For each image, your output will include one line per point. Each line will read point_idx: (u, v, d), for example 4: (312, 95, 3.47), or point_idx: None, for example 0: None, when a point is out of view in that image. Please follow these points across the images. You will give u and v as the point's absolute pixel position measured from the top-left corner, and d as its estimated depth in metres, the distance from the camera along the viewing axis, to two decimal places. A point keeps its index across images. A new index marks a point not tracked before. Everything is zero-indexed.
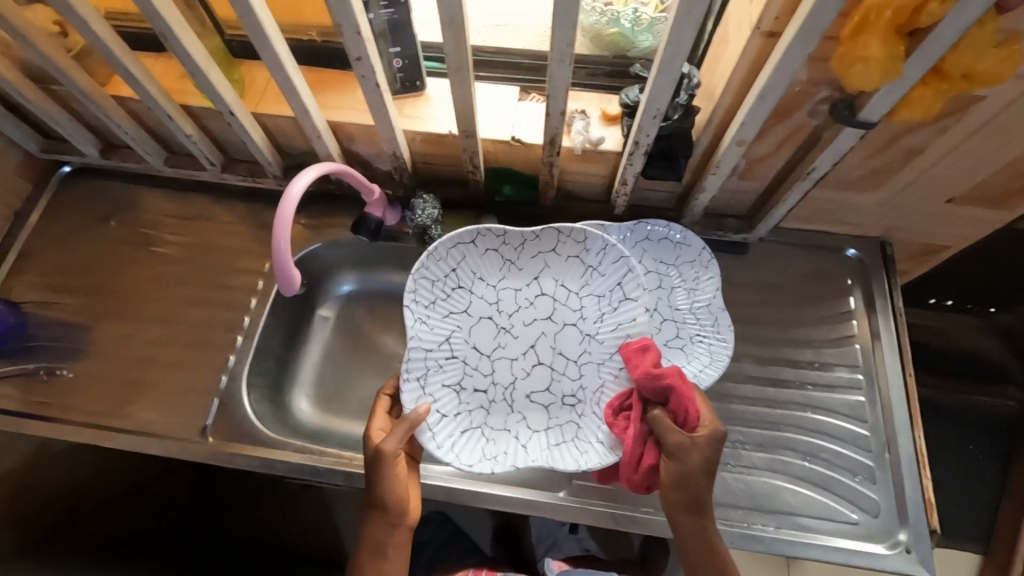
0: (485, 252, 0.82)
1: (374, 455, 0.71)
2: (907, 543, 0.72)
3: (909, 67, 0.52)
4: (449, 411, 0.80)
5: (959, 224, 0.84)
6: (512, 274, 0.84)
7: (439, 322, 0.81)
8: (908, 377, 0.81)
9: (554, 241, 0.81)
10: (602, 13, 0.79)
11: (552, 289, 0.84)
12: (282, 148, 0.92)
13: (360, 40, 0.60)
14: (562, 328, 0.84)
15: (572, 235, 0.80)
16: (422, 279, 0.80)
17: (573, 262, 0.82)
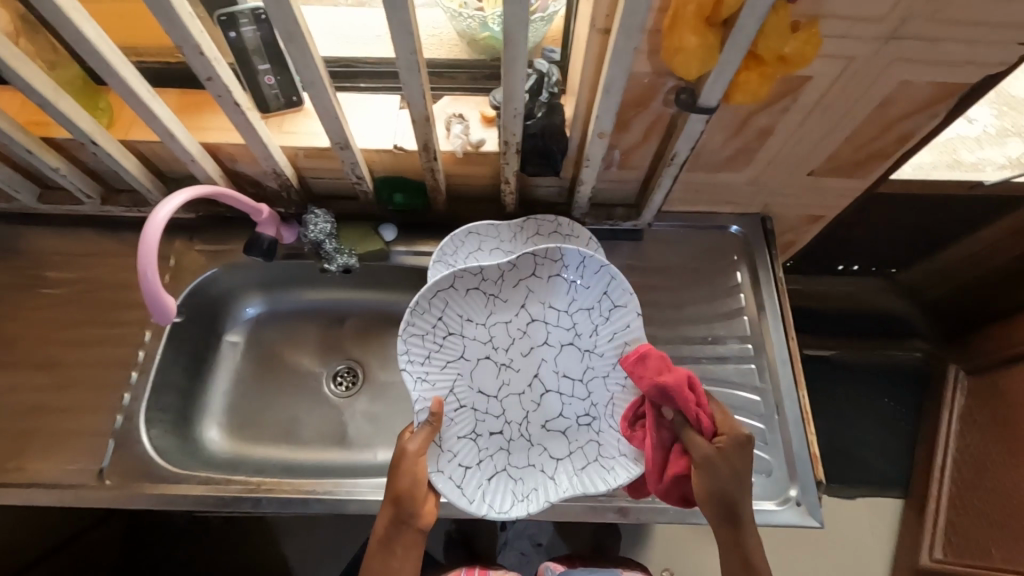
0: (467, 292, 0.79)
1: (400, 454, 0.73)
2: (796, 499, 0.77)
3: (726, 56, 0.55)
4: (472, 462, 0.78)
5: (825, 195, 0.90)
6: (498, 306, 0.82)
7: (440, 376, 0.79)
8: (791, 342, 0.87)
9: (532, 265, 0.79)
10: (472, 18, 0.80)
11: (541, 313, 0.82)
12: (165, 175, 0.90)
13: (206, 61, 0.60)
14: (561, 349, 0.83)
15: (543, 256, 0.78)
16: (411, 337, 0.77)
17: (555, 281, 0.80)
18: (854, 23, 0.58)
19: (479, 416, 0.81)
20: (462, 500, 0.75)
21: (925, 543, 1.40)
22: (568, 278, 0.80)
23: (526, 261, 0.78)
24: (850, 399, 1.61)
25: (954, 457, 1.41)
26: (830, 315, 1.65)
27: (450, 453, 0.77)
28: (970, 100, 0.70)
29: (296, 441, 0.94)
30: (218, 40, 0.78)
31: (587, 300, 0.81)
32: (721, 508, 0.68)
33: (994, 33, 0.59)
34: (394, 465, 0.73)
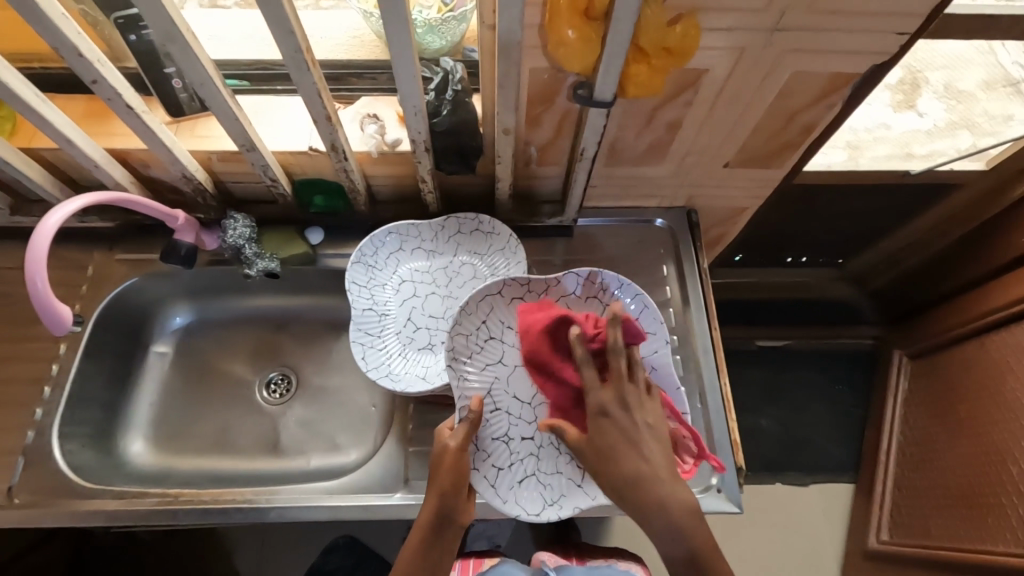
0: (510, 301, 0.77)
1: (442, 451, 0.67)
2: (717, 485, 0.79)
3: (609, 48, 0.56)
4: (503, 463, 0.75)
5: (746, 186, 0.91)
6: None
7: (478, 376, 0.75)
8: (714, 332, 0.88)
9: (575, 283, 0.78)
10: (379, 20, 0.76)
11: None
12: (78, 183, 0.87)
13: (87, 62, 0.59)
14: None
15: (589, 276, 0.78)
16: (457, 336, 0.74)
17: (593, 302, 0.79)
18: (736, 15, 0.60)
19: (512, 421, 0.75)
20: (489, 493, 0.73)
21: (873, 525, 1.38)
22: (606, 299, 0.79)
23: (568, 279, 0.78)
24: (805, 388, 1.57)
25: (900, 441, 1.39)
26: (782, 305, 1.59)
27: (482, 453, 0.74)
28: (864, 89, 0.72)
29: (225, 451, 0.92)
30: (120, 44, 0.75)
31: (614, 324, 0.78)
32: (630, 492, 0.62)
33: (871, 23, 0.61)
34: (433, 462, 0.68)
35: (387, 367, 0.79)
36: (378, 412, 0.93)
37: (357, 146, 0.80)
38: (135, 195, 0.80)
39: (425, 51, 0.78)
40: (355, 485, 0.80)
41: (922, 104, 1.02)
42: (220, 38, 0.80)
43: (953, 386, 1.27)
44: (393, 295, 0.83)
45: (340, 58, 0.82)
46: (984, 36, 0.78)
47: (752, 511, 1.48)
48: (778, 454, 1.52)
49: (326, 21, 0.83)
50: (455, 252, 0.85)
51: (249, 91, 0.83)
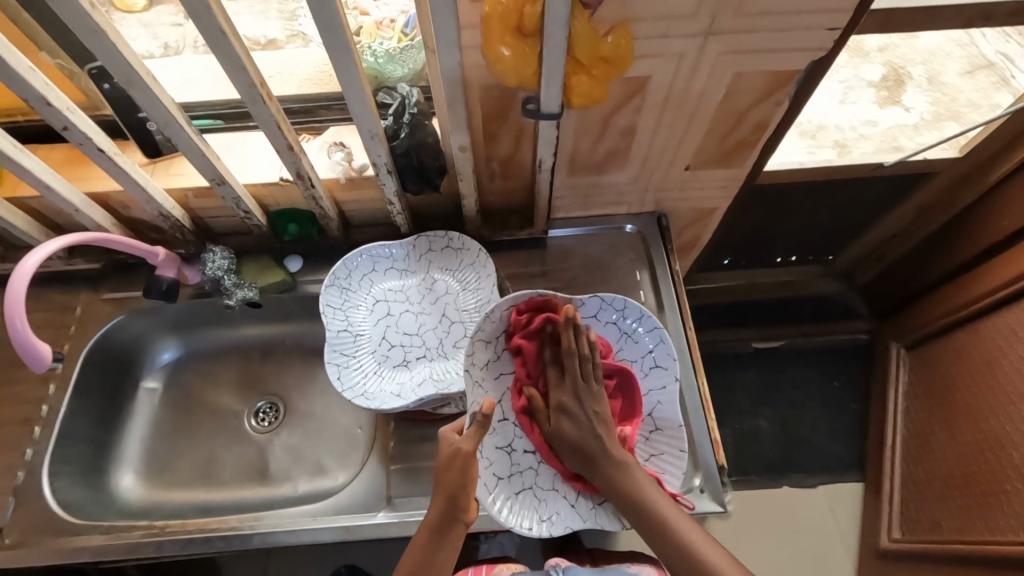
0: None
1: (455, 453, 0.66)
2: (700, 486, 0.78)
3: (547, 62, 0.59)
4: (503, 474, 0.75)
5: (710, 187, 0.93)
6: None
7: (494, 383, 0.77)
8: (689, 332, 0.89)
9: (597, 307, 0.79)
10: None
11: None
12: (63, 228, 0.90)
13: (55, 111, 0.63)
14: None
15: (611, 301, 0.79)
16: (476, 341, 0.76)
17: (611, 328, 0.80)
18: (669, 22, 0.62)
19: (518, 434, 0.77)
20: (483, 496, 0.73)
21: (883, 524, 1.34)
22: (623, 328, 0.79)
23: (588, 304, 0.79)
24: (799, 387, 1.56)
25: (903, 435, 1.36)
26: (774, 305, 1.59)
27: (483, 462, 0.74)
28: (807, 86, 0.74)
29: (214, 481, 0.93)
30: (96, 94, 0.79)
31: (629, 352, 0.80)
32: (586, 455, 0.71)
33: (802, 21, 0.64)
34: (441, 465, 0.67)
35: (362, 386, 0.80)
36: (363, 433, 0.94)
37: (324, 174, 0.84)
38: (116, 236, 0.83)
39: (387, 80, 0.81)
40: (338, 506, 0.80)
41: (907, 99, 1.05)
42: (192, 81, 0.83)
43: (946, 374, 1.25)
44: (367, 314, 0.85)
45: (309, 91, 0.86)
46: (928, 26, 0.80)
47: (759, 516, 1.45)
48: (780, 455, 1.50)
49: (294, 58, 0.86)
50: (427, 269, 0.88)
51: (221, 129, 0.87)
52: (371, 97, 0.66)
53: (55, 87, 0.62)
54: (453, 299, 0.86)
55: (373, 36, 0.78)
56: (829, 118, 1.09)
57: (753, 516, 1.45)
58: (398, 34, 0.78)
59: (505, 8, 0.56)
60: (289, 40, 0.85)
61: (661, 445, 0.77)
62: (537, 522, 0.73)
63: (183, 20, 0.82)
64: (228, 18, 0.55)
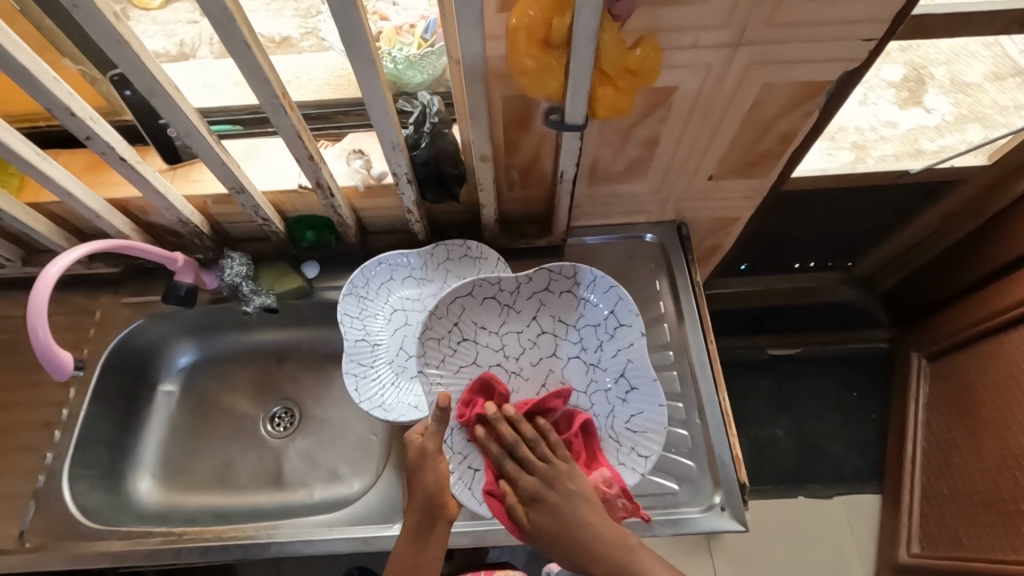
0: (484, 301, 0.80)
1: (422, 452, 0.66)
2: (721, 504, 0.77)
3: (572, 74, 0.58)
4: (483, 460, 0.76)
5: (732, 197, 0.91)
6: (514, 316, 0.81)
7: (451, 380, 0.78)
8: (710, 344, 0.87)
9: (547, 279, 0.80)
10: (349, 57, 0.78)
11: (551, 326, 0.81)
12: (84, 232, 0.91)
13: (79, 120, 0.63)
14: (568, 362, 0.80)
15: (560, 273, 0.79)
16: (426, 340, 0.77)
17: (567, 297, 0.81)
18: (697, 32, 0.61)
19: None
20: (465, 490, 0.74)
21: (902, 538, 1.32)
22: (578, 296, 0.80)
23: (538, 277, 0.80)
24: (817, 396, 1.54)
25: (923, 448, 1.34)
26: (792, 311, 1.55)
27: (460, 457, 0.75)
28: (840, 95, 0.72)
29: (230, 486, 0.93)
30: (117, 99, 0.79)
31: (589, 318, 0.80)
32: (528, 495, 0.68)
33: (835, 31, 0.62)
34: (410, 464, 0.67)
35: (379, 397, 0.80)
36: (378, 441, 0.94)
37: (342, 181, 0.84)
38: (137, 242, 0.83)
39: (405, 86, 0.80)
40: (353, 516, 0.80)
41: (928, 100, 1.01)
42: (212, 87, 0.84)
43: (970, 388, 1.22)
44: (384, 324, 0.85)
45: (327, 96, 0.85)
46: (964, 32, 0.77)
47: (775, 527, 1.43)
48: (797, 466, 1.47)
49: (311, 63, 0.86)
50: (445, 279, 0.87)
51: (241, 135, 0.86)
52: (392, 108, 0.65)
53: (79, 97, 0.62)
54: None
55: (393, 41, 0.77)
56: (846, 119, 1.07)
57: (768, 527, 1.43)
58: (419, 40, 0.77)
59: (533, 20, 0.55)
60: (303, 38, 0.85)
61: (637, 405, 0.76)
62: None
63: (200, 17, 0.83)
64: (252, 30, 0.55)
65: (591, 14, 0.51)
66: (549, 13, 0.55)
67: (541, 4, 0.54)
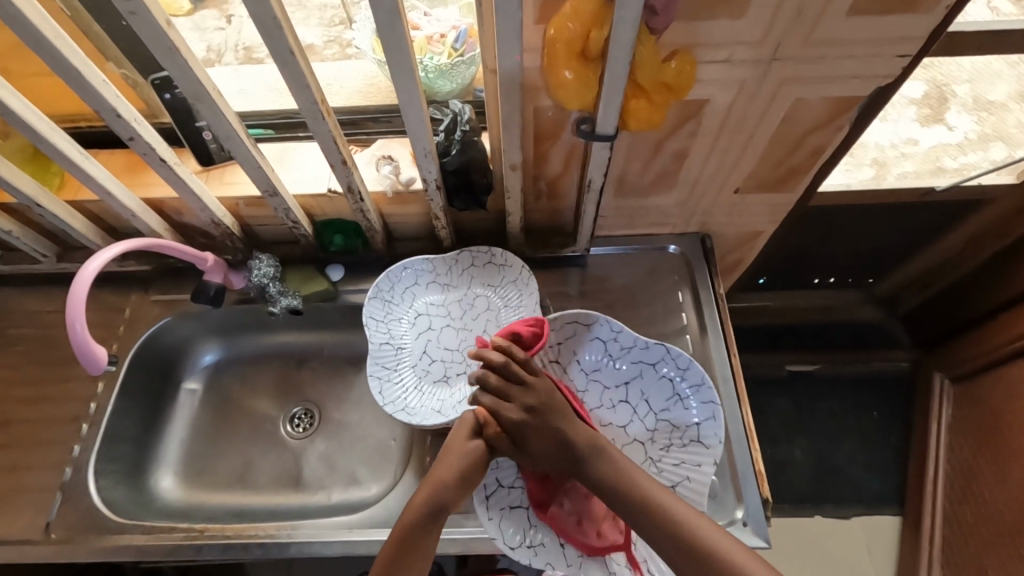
0: (594, 340, 0.82)
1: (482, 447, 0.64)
2: (742, 520, 0.76)
3: (607, 86, 0.58)
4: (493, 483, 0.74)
5: (757, 211, 0.91)
6: (608, 370, 0.81)
7: None
8: (733, 358, 0.86)
9: (659, 356, 0.79)
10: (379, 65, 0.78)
11: (637, 401, 0.80)
12: (117, 230, 0.93)
13: (124, 122, 0.65)
14: (629, 442, 0.78)
15: (676, 357, 0.78)
16: None
17: (663, 382, 0.79)
18: (731, 47, 0.62)
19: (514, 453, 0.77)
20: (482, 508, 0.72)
21: (922, 562, 1.29)
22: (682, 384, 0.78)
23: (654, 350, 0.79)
24: (836, 414, 1.51)
25: (946, 470, 1.31)
26: (812, 327, 1.54)
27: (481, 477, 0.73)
28: (871, 111, 0.72)
29: (250, 486, 0.94)
30: (156, 102, 0.82)
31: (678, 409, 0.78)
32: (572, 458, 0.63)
33: (871, 49, 0.62)
34: (456, 446, 0.64)
35: (403, 401, 0.81)
36: (397, 446, 0.94)
37: (372, 187, 0.84)
38: (169, 241, 0.85)
39: (436, 95, 0.82)
40: (372, 519, 0.80)
41: (951, 118, 1.02)
42: (248, 93, 0.87)
43: (996, 411, 1.20)
44: (408, 328, 0.86)
45: (358, 103, 0.87)
46: (997, 52, 0.76)
47: (792, 547, 1.40)
48: (814, 484, 1.45)
49: (343, 70, 0.88)
50: (469, 285, 0.87)
51: (274, 139, 0.88)
52: (426, 114, 0.67)
53: (125, 100, 0.64)
54: (495, 315, 0.86)
55: (424, 51, 0.77)
56: (871, 136, 1.06)
57: (785, 546, 1.40)
58: (449, 50, 0.78)
59: (571, 31, 0.56)
60: (326, 46, 0.88)
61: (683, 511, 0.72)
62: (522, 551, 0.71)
63: (226, 24, 0.86)
64: (296, 38, 0.56)
65: (630, 27, 0.52)
66: (587, 26, 0.56)
67: (581, 17, 0.55)
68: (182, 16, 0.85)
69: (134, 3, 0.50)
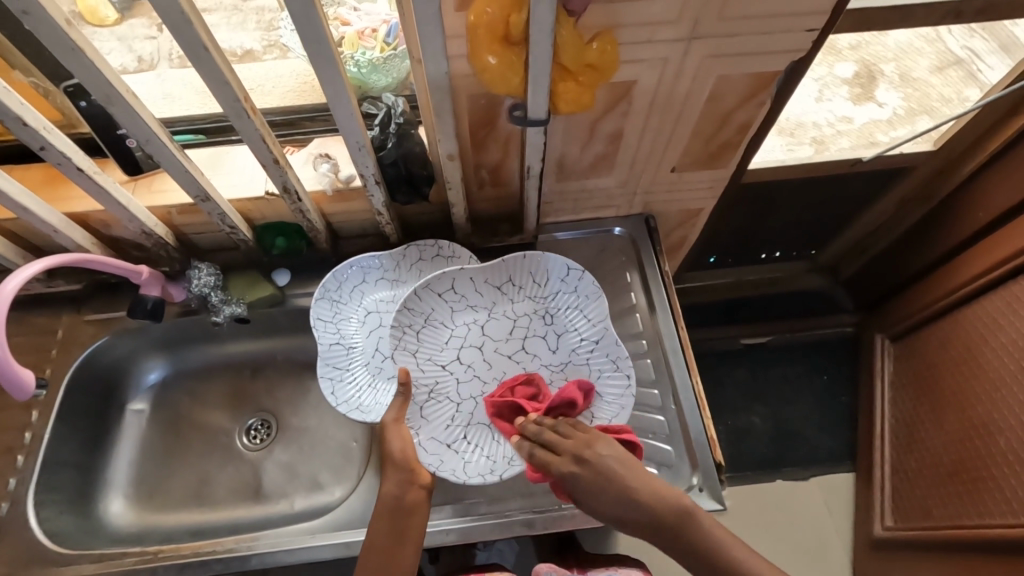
0: (420, 333, 0.82)
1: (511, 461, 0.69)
2: (699, 485, 0.79)
3: (532, 70, 0.59)
4: (500, 461, 0.76)
5: (695, 188, 0.94)
6: (455, 331, 0.83)
7: (444, 352, 0.83)
8: (681, 330, 0.89)
9: (427, 299, 0.82)
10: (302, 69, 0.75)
11: (499, 308, 0.85)
12: (42, 249, 0.89)
13: (32, 132, 0.61)
14: (527, 336, 0.84)
15: (433, 284, 0.81)
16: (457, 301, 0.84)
17: (487, 286, 0.85)
18: (652, 27, 0.63)
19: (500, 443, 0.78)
20: None
21: (876, 513, 1.35)
22: (462, 288, 0.84)
23: (426, 298, 0.82)
24: (789, 382, 1.58)
25: (891, 424, 1.39)
26: (760, 301, 1.60)
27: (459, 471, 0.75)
28: (787, 85, 0.76)
29: (206, 502, 0.91)
30: (72, 111, 0.78)
31: (484, 300, 0.85)
32: (689, 544, 0.63)
33: (783, 24, 0.65)
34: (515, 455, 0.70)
35: (357, 399, 0.80)
36: (359, 447, 0.93)
37: (311, 186, 0.83)
38: (98, 255, 0.81)
39: (370, 89, 0.81)
40: (336, 521, 0.79)
41: (880, 95, 1.07)
42: (174, 97, 0.83)
43: (931, 365, 1.28)
44: (359, 327, 0.85)
45: (292, 103, 0.85)
46: (902, 25, 0.80)
47: (757, 511, 1.45)
48: (774, 449, 1.51)
49: (274, 71, 0.85)
50: (418, 279, 0.88)
51: (204, 144, 0.85)
52: (357, 109, 0.66)
53: (31, 107, 0.61)
54: None
55: (355, 46, 0.77)
56: (803, 114, 1.10)
57: (751, 511, 1.45)
58: (381, 44, 0.77)
59: (491, 15, 0.57)
60: (267, 51, 0.85)
61: (535, 347, 0.84)
62: (618, 399, 0.78)
63: (157, 32, 0.82)
64: (210, 34, 0.54)
65: (548, 11, 0.53)
66: (506, 10, 0.56)
67: (499, 2, 0.56)
68: (110, 26, 0.81)
69: (27, 2, 0.48)
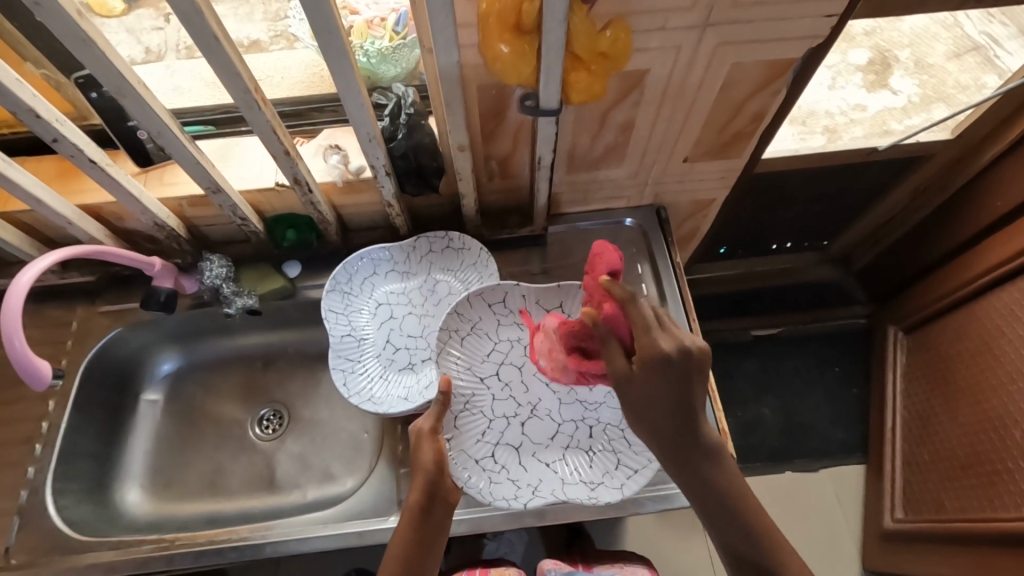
0: (466, 340, 0.82)
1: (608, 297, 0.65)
2: None
3: (544, 58, 0.59)
4: (524, 487, 0.76)
5: (707, 178, 0.93)
6: (499, 348, 0.83)
7: (487, 365, 0.83)
8: (693, 322, 0.88)
9: (478, 307, 0.82)
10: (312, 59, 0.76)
11: None
12: (56, 241, 0.89)
13: (45, 124, 0.61)
14: None
15: (485, 294, 0.82)
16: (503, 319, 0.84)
17: (536, 309, 0.84)
18: (666, 14, 0.62)
19: (523, 469, 0.78)
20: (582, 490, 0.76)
21: (886, 505, 1.35)
22: (513, 304, 0.84)
23: (476, 306, 0.82)
24: (800, 375, 1.56)
25: (903, 416, 1.38)
26: (770, 293, 1.59)
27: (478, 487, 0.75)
28: (803, 73, 0.74)
29: (220, 492, 0.92)
30: (84, 103, 0.78)
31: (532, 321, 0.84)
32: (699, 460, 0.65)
33: (799, 9, 0.63)
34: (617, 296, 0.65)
35: (368, 391, 0.80)
36: (370, 438, 0.94)
37: (320, 177, 0.83)
38: (112, 247, 0.82)
39: (380, 80, 0.80)
40: (348, 511, 0.80)
41: (894, 82, 1.04)
42: (183, 89, 0.83)
43: (945, 357, 1.26)
44: (370, 318, 0.86)
45: (301, 93, 0.84)
46: (922, 9, 0.78)
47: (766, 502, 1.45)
48: (784, 441, 1.51)
49: (283, 61, 0.85)
50: (428, 271, 0.88)
51: (215, 135, 0.85)
52: (367, 100, 0.65)
53: (43, 99, 0.61)
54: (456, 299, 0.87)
55: (364, 35, 0.75)
56: (817, 102, 1.08)
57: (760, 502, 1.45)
58: (391, 33, 0.76)
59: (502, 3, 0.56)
60: (274, 41, 0.84)
61: None
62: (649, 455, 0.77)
63: (164, 24, 0.81)
64: (220, 24, 0.54)
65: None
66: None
67: None
68: (116, 17, 0.79)
69: None
